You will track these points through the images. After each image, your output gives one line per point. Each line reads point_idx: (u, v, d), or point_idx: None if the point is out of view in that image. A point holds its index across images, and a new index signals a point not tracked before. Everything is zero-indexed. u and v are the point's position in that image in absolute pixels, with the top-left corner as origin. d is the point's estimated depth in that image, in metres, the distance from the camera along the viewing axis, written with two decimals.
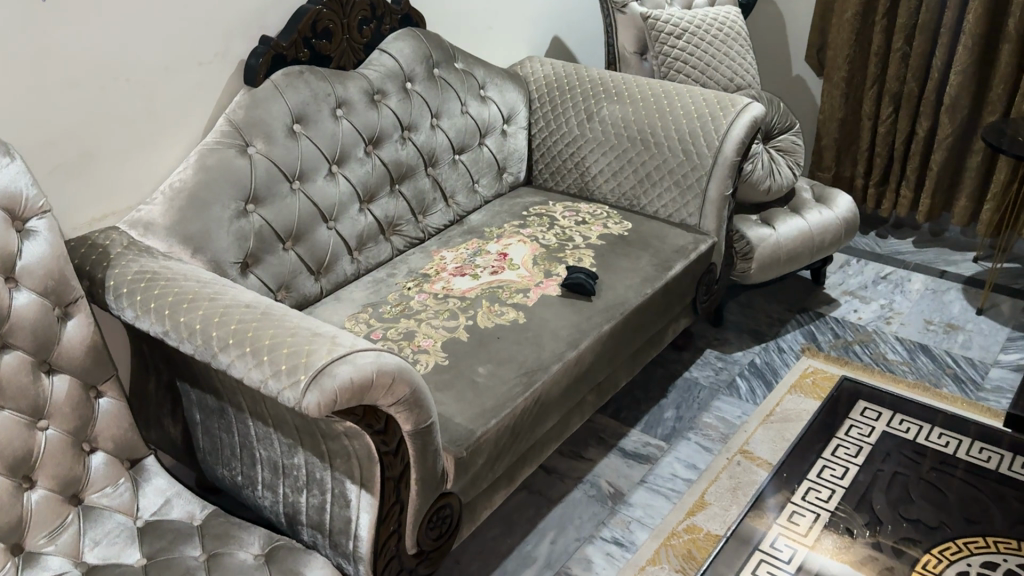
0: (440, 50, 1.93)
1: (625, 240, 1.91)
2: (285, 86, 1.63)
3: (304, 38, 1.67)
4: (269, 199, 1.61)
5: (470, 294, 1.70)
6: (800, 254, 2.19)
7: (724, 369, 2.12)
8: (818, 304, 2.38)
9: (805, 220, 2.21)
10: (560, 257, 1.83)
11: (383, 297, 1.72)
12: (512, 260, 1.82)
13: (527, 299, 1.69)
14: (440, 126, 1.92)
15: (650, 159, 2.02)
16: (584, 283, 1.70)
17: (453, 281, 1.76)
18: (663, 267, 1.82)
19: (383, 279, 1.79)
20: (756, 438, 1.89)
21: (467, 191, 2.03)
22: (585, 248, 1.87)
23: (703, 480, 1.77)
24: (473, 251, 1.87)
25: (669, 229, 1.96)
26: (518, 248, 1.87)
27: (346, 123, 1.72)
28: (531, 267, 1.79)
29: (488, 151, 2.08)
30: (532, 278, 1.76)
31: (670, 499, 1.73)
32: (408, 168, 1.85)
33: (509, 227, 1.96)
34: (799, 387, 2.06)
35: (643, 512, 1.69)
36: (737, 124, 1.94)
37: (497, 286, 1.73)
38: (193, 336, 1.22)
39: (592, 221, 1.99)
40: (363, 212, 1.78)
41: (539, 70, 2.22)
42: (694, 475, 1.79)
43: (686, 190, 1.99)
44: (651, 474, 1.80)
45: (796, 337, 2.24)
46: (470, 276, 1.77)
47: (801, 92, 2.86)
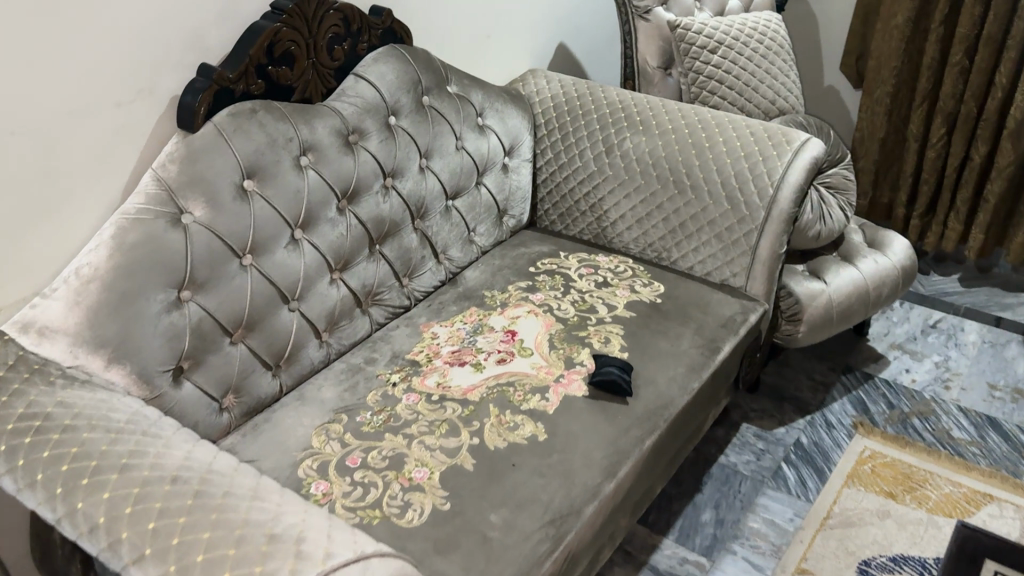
0: (430, 72, 1.55)
1: (660, 311, 1.55)
2: (233, 131, 1.25)
3: (258, 65, 1.28)
4: (212, 282, 1.23)
5: (473, 395, 1.34)
6: (853, 311, 1.86)
7: (767, 453, 1.80)
8: (863, 363, 2.06)
9: (858, 270, 1.88)
10: (582, 337, 1.46)
11: (361, 398, 1.35)
12: (523, 341, 1.45)
13: (546, 403, 1.33)
14: (430, 168, 1.54)
15: (685, 206, 1.66)
16: (616, 379, 1.35)
17: (450, 373, 1.39)
18: (710, 351, 1.47)
19: (361, 368, 1.42)
20: (815, 552, 1.56)
21: (462, 243, 1.66)
22: (614, 323, 1.51)
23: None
24: (475, 326, 1.50)
25: (709, 294, 1.62)
26: (529, 323, 1.50)
27: (314, 174, 1.34)
28: (548, 353, 1.43)
29: (487, 192, 1.70)
30: (550, 370, 1.39)
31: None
32: (391, 225, 1.48)
33: (515, 291, 1.59)
34: (855, 479, 1.74)
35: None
36: (794, 167, 1.59)
37: (507, 383, 1.36)
38: (95, 533, 0.85)
39: (616, 282, 1.63)
40: (335, 284, 1.41)
41: (545, 89, 1.85)
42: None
43: (730, 245, 1.63)
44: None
45: (845, 408, 1.92)
46: (472, 366, 1.40)
47: (833, 104, 2.52)
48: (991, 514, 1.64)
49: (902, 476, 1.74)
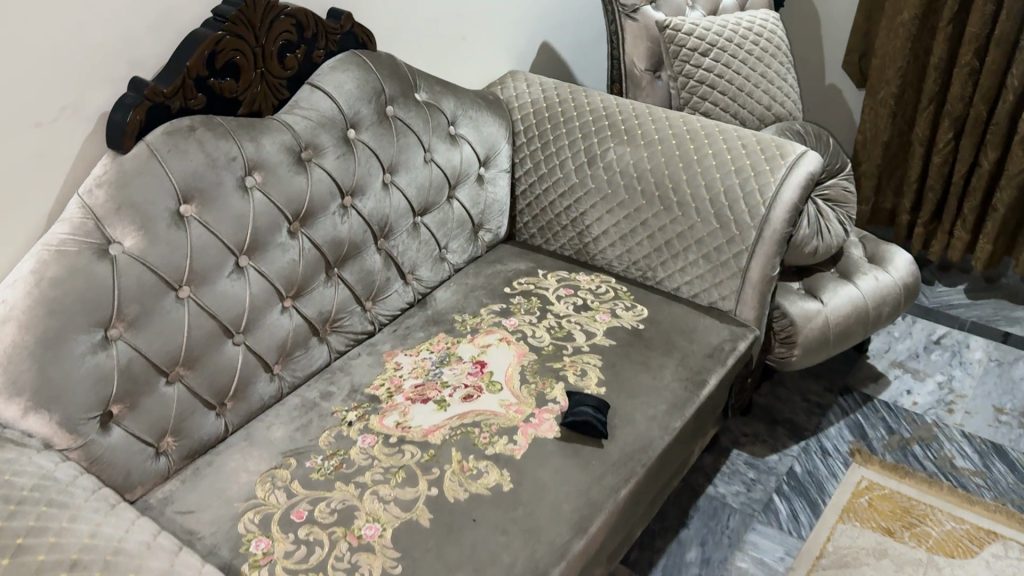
0: (395, 79, 1.43)
1: (642, 338, 1.44)
2: (167, 151, 1.13)
3: (196, 77, 1.16)
4: (143, 318, 1.12)
5: (435, 437, 1.23)
6: (852, 331, 1.75)
7: (757, 484, 1.70)
8: (862, 383, 1.95)
9: (857, 288, 1.77)
10: (556, 370, 1.35)
11: (314, 439, 1.24)
12: (492, 375, 1.34)
13: (513, 447, 1.22)
14: (395, 184, 1.43)
15: (671, 223, 1.54)
16: (589, 421, 1.24)
17: (411, 411, 1.28)
18: (695, 385, 1.37)
19: (316, 405, 1.31)
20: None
21: (433, 262, 1.55)
22: (592, 353, 1.39)
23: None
24: (442, 356, 1.39)
25: (695, 319, 1.50)
26: (499, 352, 1.39)
27: (260, 196, 1.23)
28: (519, 389, 1.32)
29: (460, 206, 1.59)
30: (520, 408, 1.28)
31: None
32: (350, 247, 1.37)
33: (488, 315, 1.48)
34: (851, 513, 1.64)
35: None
36: (788, 183, 1.47)
37: (472, 423, 1.25)
38: None
39: (596, 306, 1.51)
40: (286, 313, 1.30)
41: (526, 93, 1.73)
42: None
43: (718, 266, 1.52)
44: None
45: (842, 433, 1.82)
46: (435, 403, 1.29)
47: (835, 103, 2.40)
48: (995, 554, 1.54)
49: (901, 510, 1.64)
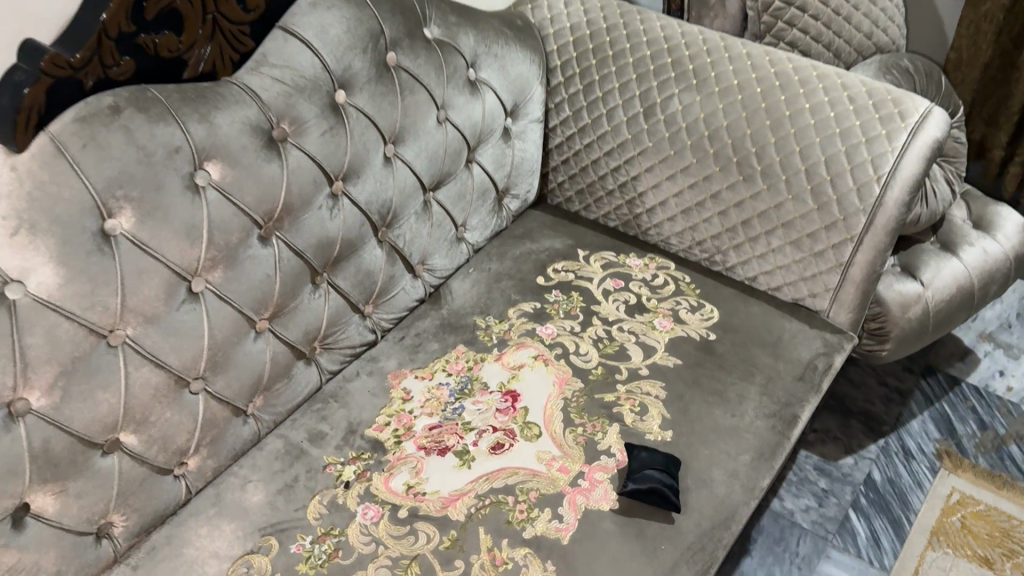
0: (402, 17, 1.07)
1: (714, 355, 1.14)
2: (80, 147, 0.80)
3: (118, 36, 0.80)
4: (62, 381, 0.82)
5: (458, 512, 0.95)
6: (952, 315, 1.46)
7: (830, 497, 1.45)
8: (947, 363, 1.69)
9: (962, 262, 1.46)
10: (609, 406, 1.06)
11: (301, 509, 0.97)
12: (527, 414, 1.05)
13: (559, 527, 0.95)
14: (401, 157, 1.10)
15: (752, 199, 1.22)
16: (659, 487, 0.96)
17: (424, 468, 1.00)
18: (784, 422, 1.08)
19: (304, 453, 1.03)
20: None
21: (448, 246, 1.23)
22: (653, 379, 1.10)
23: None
24: (463, 382, 1.09)
25: (778, 325, 1.21)
26: (535, 378, 1.09)
27: (216, 197, 0.90)
28: (562, 436, 1.03)
29: (481, 171, 1.25)
30: (565, 465, 1.00)
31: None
32: (343, 247, 1.05)
33: (519, 319, 1.18)
34: (941, 537, 1.39)
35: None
36: (910, 154, 1.13)
37: (505, 490, 0.97)
38: None
39: (654, 307, 1.21)
40: (261, 340, 1.00)
41: (563, 16, 1.36)
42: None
43: (811, 257, 1.20)
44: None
45: (927, 429, 1.56)
46: (456, 457, 1.01)
47: (922, 10, 2.00)
48: None
49: (1000, 534, 1.39)
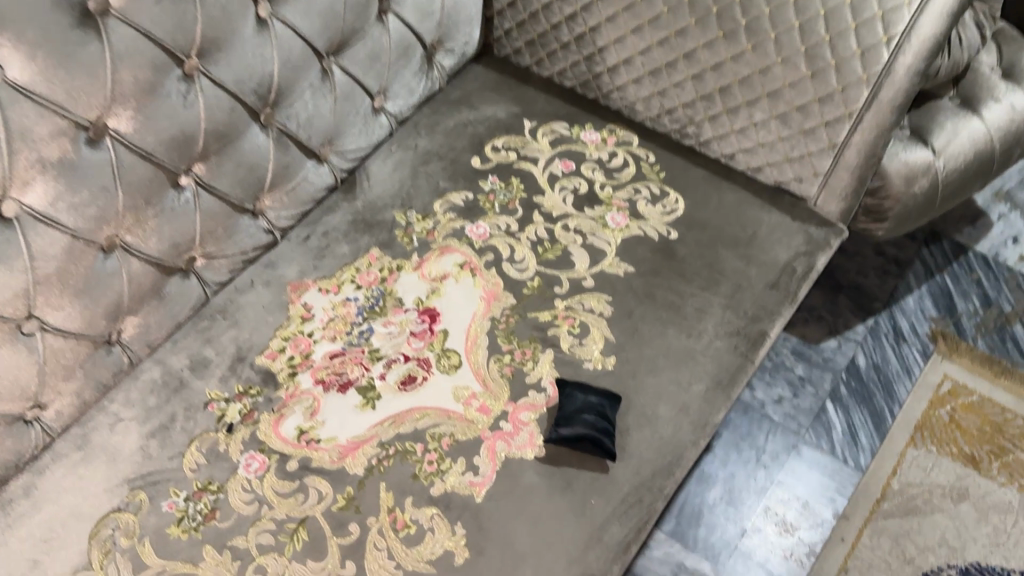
0: None
1: (673, 261, 0.96)
2: None
3: None
4: None
5: (357, 464, 0.82)
6: (965, 185, 1.26)
7: (807, 386, 1.32)
8: (954, 228, 1.51)
9: (984, 124, 1.23)
10: (544, 329, 0.90)
11: (178, 458, 0.84)
12: (446, 339, 0.89)
13: (473, 482, 0.81)
14: (283, 19, 0.86)
15: (733, 61, 0.98)
16: (581, 436, 0.82)
17: (321, 408, 0.85)
18: (749, 342, 0.92)
19: (183, 386, 0.89)
20: (856, 560, 1.17)
21: (361, 122, 1.02)
22: (598, 292, 0.93)
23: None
24: (373, 299, 0.93)
25: (754, 218, 1.02)
26: (458, 293, 0.93)
27: (12, 96, 0.68)
28: (485, 368, 0.87)
29: (400, 25, 1.01)
30: (486, 405, 0.85)
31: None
32: (210, 141, 0.85)
33: (445, 214, 1.00)
34: (926, 432, 1.28)
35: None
36: (931, 9, 0.87)
37: (413, 437, 0.83)
38: None
39: (608, 199, 1.02)
40: (113, 260, 0.82)
41: None
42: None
43: (799, 136, 0.99)
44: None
45: (923, 306, 1.41)
46: (358, 394, 0.86)
47: None
48: None
49: (991, 430, 1.28)
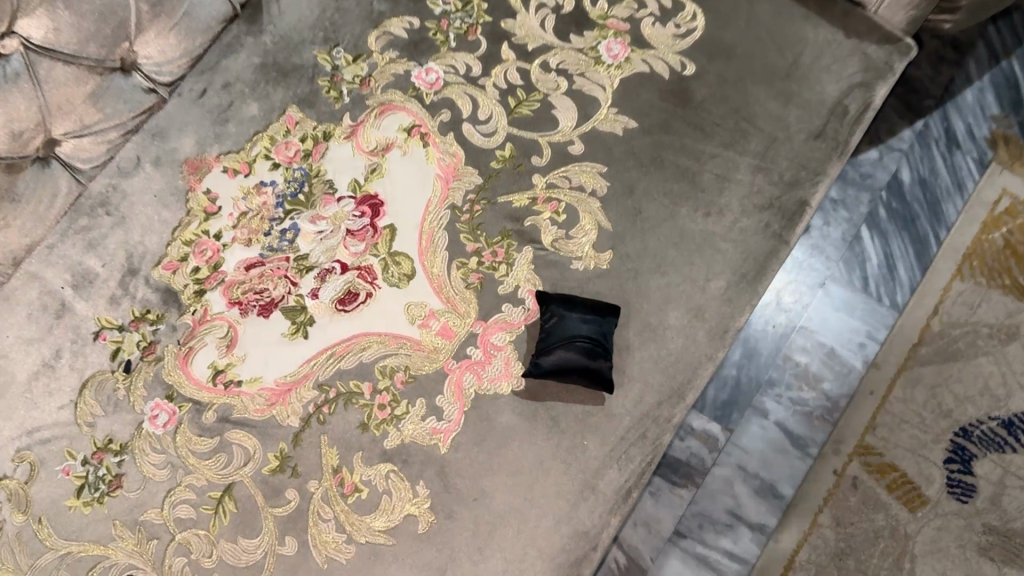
0: None
1: (689, 109, 0.73)
2: None
3: None
4: None
5: (289, 414, 0.65)
6: None
7: (839, 213, 1.12)
8: None
9: None
10: (519, 218, 0.70)
11: (68, 409, 0.66)
12: (394, 238, 0.69)
13: (436, 430, 0.65)
14: None
15: None
16: (565, 361, 0.64)
17: (240, 340, 0.67)
18: (783, 218, 0.72)
19: (65, 310, 0.68)
20: (886, 415, 1.04)
21: None
22: (589, 162, 0.71)
23: (787, 539, 1.01)
24: (296, 184, 0.71)
25: (799, 34, 0.75)
26: (407, 170, 0.71)
27: None
28: (445, 276, 0.68)
29: None
30: (448, 327, 0.67)
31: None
32: None
33: (384, 52, 0.75)
34: (975, 262, 1.09)
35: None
36: None
37: (359, 374, 0.66)
38: None
39: (601, 19, 0.76)
40: None
41: None
42: (770, 522, 1.01)
43: None
44: (692, 513, 1.02)
45: (986, 100, 1.14)
46: (285, 318, 0.67)
47: None
48: None
49: None
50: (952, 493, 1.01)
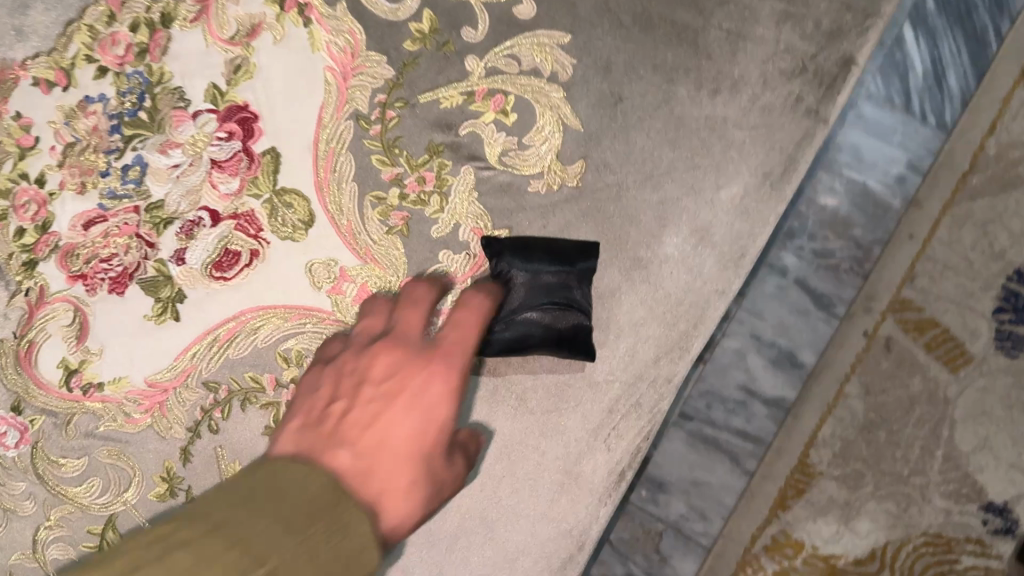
0: None
1: None
2: None
3: None
4: None
5: (172, 425, 0.50)
6: None
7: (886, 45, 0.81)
8: None
9: None
10: (451, 124, 0.50)
11: None
12: (280, 168, 0.50)
13: None
14: None
15: None
16: (524, 321, 0.48)
17: (93, 329, 0.50)
18: (820, 86, 0.50)
19: None
20: (926, 262, 0.81)
21: None
22: (545, 28, 0.50)
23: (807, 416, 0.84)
24: (134, 99, 0.49)
25: None
26: (286, 62, 0.50)
27: None
28: (358, 218, 0.50)
29: None
30: (367, 290, 0.50)
31: (741, 470, 0.87)
32: None
33: None
34: None
35: (691, 515, 0.88)
36: None
37: (255, 364, 0.50)
38: None
39: None
40: None
41: None
42: (790, 395, 0.86)
43: None
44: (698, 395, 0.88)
45: None
46: (148, 295, 0.50)
47: None
48: None
49: None
50: (1003, 349, 0.78)
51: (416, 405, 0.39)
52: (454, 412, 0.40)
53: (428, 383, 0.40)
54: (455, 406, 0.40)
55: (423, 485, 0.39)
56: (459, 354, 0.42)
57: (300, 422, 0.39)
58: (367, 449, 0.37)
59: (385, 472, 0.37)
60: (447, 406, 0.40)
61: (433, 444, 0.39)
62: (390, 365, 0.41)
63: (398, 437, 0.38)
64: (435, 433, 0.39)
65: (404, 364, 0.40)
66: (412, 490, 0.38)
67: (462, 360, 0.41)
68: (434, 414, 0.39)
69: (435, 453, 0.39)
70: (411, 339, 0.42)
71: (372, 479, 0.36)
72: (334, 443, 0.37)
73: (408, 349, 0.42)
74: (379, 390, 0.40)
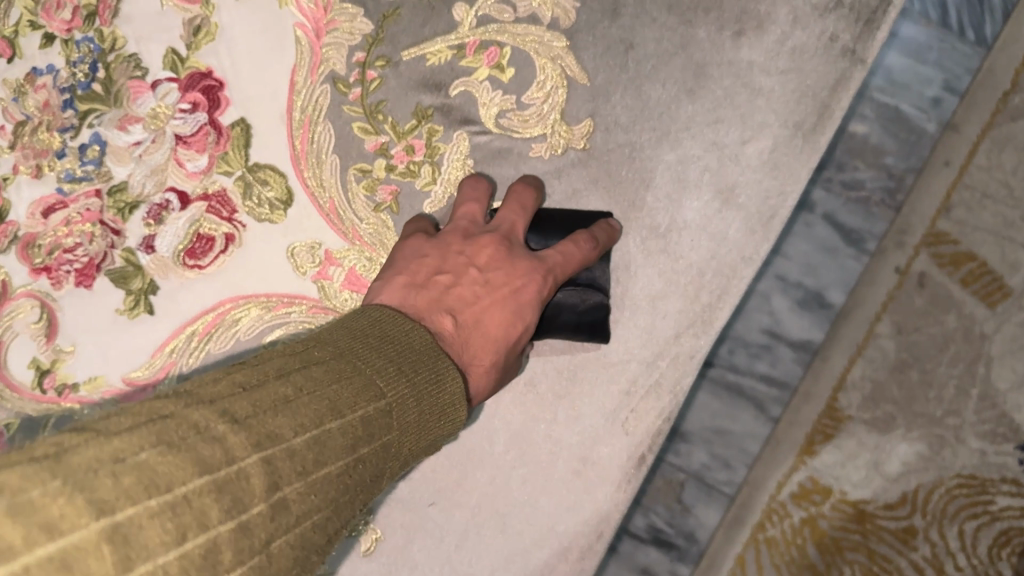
0: None
1: None
2: None
3: None
4: None
5: None
6: None
7: None
8: None
9: None
10: (440, 84, 0.45)
11: None
12: (253, 142, 0.45)
13: None
14: None
15: None
16: (554, 300, 0.43)
17: (63, 326, 0.45)
18: (858, 21, 0.43)
19: None
20: (964, 193, 0.74)
21: None
22: None
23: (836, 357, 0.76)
24: (85, 69, 0.43)
25: None
26: (253, 19, 0.45)
27: None
28: (342, 197, 0.46)
29: None
30: (356, 274, 0.46)
31: (767, 417, 0.76)
32: None
33: None
34: None
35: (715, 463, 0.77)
36: None
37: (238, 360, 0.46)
38: None
39: None
40: None
41: None
42: (818, 337, 0.76)
43: None
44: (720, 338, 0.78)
45: None
46: (119, 288, 0.45)
47: None
48: None
49: None
50: None
51: (506, 306, 0.39)
52: (536, 320, 0.41)
53: (525, 288, 0.40)
54: (538, 315, 0.40)
55: (500, 368, 0.40)
56: (554, 269, 0.41)
57: (404, 279, 0.39)
58: (461, 330, 0.38)
59: (476, 348, 0.38)
60: (532, 314, 0.40)
61: (515, 339, 0.40)
62: (494, 257, 0.40)
63: (490, 321, 0.39)
64: (516, 333, 0.40)
65: (503, 262, 0.40)
66: (491, 372, 0.39)
67: (555, 277, 0.41)
68: (523, 316, 0.40)
69: (514, 349, 0.40)
70: (512, 237, 0.41)
71: (465, 352, 0.37)
72: (435, 311, 0.37)
73: (509, 246, 0.41)
74: (480, 277, 0.40)
